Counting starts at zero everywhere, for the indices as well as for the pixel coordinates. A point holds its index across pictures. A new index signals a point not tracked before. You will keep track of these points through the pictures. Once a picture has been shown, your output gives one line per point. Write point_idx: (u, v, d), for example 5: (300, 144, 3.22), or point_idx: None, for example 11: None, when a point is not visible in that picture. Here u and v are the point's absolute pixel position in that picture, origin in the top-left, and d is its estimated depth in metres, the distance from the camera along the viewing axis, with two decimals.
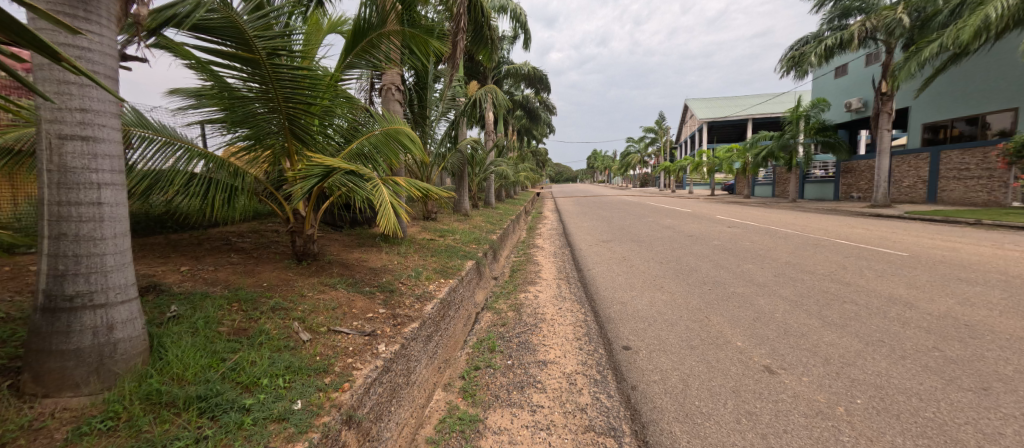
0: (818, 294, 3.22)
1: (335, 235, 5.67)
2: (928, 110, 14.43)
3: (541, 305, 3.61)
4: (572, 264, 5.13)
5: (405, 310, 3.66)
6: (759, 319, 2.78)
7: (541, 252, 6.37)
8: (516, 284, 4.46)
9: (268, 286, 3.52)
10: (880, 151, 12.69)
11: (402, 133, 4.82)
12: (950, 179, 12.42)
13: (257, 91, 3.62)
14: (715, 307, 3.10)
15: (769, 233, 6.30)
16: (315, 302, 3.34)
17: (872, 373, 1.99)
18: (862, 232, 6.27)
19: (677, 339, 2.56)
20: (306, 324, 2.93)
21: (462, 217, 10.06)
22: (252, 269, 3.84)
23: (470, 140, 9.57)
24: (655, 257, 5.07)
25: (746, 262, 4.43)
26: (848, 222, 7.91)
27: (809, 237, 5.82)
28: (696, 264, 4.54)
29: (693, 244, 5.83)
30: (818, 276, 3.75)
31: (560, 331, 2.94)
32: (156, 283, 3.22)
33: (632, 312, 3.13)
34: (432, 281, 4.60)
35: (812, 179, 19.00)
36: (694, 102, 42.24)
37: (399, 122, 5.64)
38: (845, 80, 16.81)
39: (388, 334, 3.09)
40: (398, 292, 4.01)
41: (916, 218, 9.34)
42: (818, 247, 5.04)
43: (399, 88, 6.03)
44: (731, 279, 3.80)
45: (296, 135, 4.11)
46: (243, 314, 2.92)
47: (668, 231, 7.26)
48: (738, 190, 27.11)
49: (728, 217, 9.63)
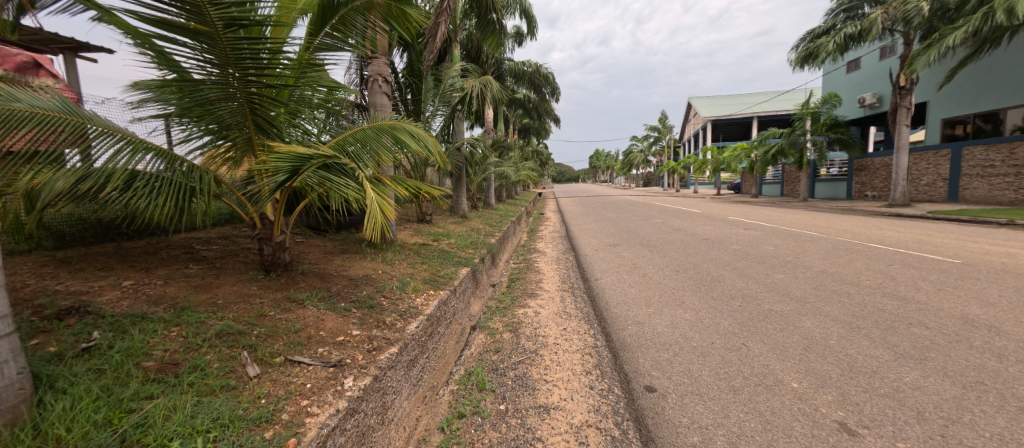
0: (876, 314, 2.69)
1: (316, 240, 5.18)
2: (947, 104, 13.81)
3: (542, 325, 3.10)
4: (578, 273, 4.61)
5: (385, 330, 3.12)
6: (812, 347, 2.26)
7: (544, 258, 5.85)
8: (514, 297, 3.94)
9: (225, 303, 3.02)
10: (899, 147, 12.10)
11: (401, 130, 4.26)
12: (973, 177, 11.82)
13: (212, 75, 3.11)
14: (752, 330, 2.57)
15: (793, 237, 5.76)
16: (277, 323, 2.82)
17: (992, 438, 1.47)
18: (896, 235, 5.73)
19: (714, 377, 2.03)
20: (257, 354, 2.43)
21: (460, 218, 9.56)
22: (210, 283, 3.33)
23: (468, 139, 8.98)
24: (670, 264, 4.54)
25: (777, 272, 3.90)
26: (874, 224, 7.35)
27: (839, 241, 5.28)
28: (718, 273, 4.00)
29: (710, 248, 5.31)
30: (867, 289, 3.21)
31: (565, 362, 2.42)
32: (84, 302, 2.70)
33: (651, 337, 2.60)
34: (420, 292, 4.09)
35: (822, 177, 18.41)
36: (698, 100, 41.66)
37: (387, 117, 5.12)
38: (858, 74, 16.19)
39: (359, 364, 2.56)
40: (378, 308, 3.47)
41: (942, 218, 8.80)
42: (854, 252, 4.50)
43: (388, 80, 5.52)
44: (764, 294, 3.26)
45: (260, 127, 3.60)
46: (180, 342, 2.40)
47: (680, 234, 6.73)
48: (745, 189, 26.58)
49: (741, 217, 9.11)
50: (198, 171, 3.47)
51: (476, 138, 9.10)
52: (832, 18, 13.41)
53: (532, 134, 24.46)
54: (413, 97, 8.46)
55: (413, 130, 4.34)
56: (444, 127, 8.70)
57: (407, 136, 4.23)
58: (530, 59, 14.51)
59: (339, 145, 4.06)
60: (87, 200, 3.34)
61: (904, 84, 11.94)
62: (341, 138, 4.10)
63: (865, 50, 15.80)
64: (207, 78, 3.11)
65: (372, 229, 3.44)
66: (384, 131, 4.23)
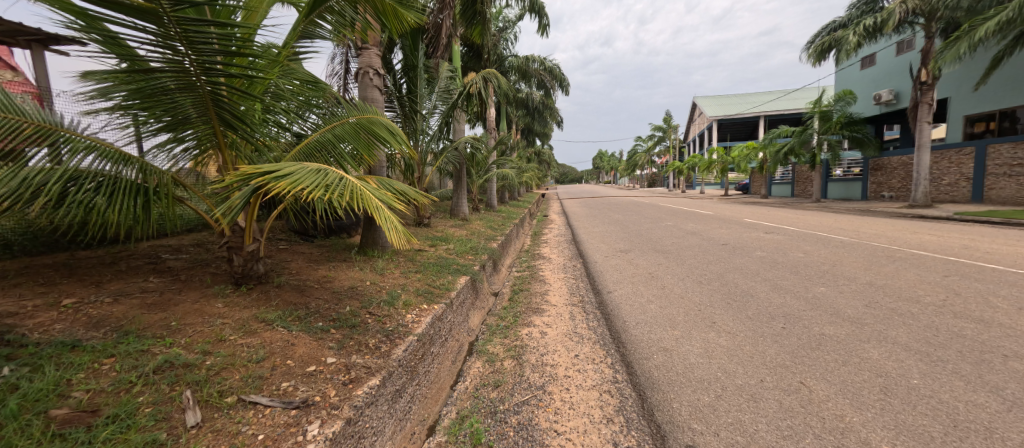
0: (957, 343, 2.22)
1: (301, 248, 4.75)
2: (970, 100, 13.23)
3: (549, 350, 2.65)
4: (588, 284, 4.14)
5: (367, 356, 2.67)
6: (894, 391, 1.80)
7: (549, 265, 5.40)
8: (517, 313, 3.47)
9: (179, 325, 2.58)
10: (920, 146, 11.55)
11: (377, 124, 3.92)
12: (999, 176, 11.27)
13: (167, 61, 2.68)
14: (810, 364, 2.10)
15: (821, 241, 5.29)
16: (234, 351, 2.38)
17: None
18: (935, 240, 5.24)
19: (775, 434, 1.57)
20: (202, 393, 1.99)
21: (460, 221, 9.13)
22: (167, 301, 2.89)
23: (469, 138, 8.47)
24: (690, 275, 4.06)
25: (817, 285, 3.43)
26: (903, 226, 6.86)
27: (876, 247, 4.80)
28: (749, 286, 3.52)
29: (731, 255, 4.85)
30: (930, 308, 2.74)
31: (580, 403, 1.96)
32: (7, 328, 2.28)
33: (683, 371, 2.14)
34: (411, 308, 3.64)
35: (836, 177, 17.82)
36: (704, 100, 41.09)
37: (377, 113, 4.68)
38: (874, 71, 15.66)
39: (329, 403, 2.10)
40: (361, 328, 3.02)
41: (971, 220, 8.31)
42: (897, 261, 4.04)
43: (380, 73, 5.06)
44: (811, 313, 2.79)
45: (222, 121, 3.17)
46: (109, 380, 1.97)
47: (695, 238, 6.26)
48: (753, 190, 26.00)
49: (756, 220, 8.62)
50: (154, 172, 3.05)
51: (477, 137, 8.64)
52: (850, 12, 12.93)
53: (535, 135, 23.98)
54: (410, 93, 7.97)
55: (388, 124, 4.08)
56: (442, 126, 8.25)
57: (386, 131, 3.94)
58: (534, 56, 14.10)
59: (314, 141, 3.61)
60: (27, 209, 2.92)
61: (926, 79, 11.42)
62: (317, 135, 3.64)
63: (880, 45, 15.28)
64: (162, 65, 2.68)
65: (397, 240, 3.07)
66: (363, 126, 3.85)
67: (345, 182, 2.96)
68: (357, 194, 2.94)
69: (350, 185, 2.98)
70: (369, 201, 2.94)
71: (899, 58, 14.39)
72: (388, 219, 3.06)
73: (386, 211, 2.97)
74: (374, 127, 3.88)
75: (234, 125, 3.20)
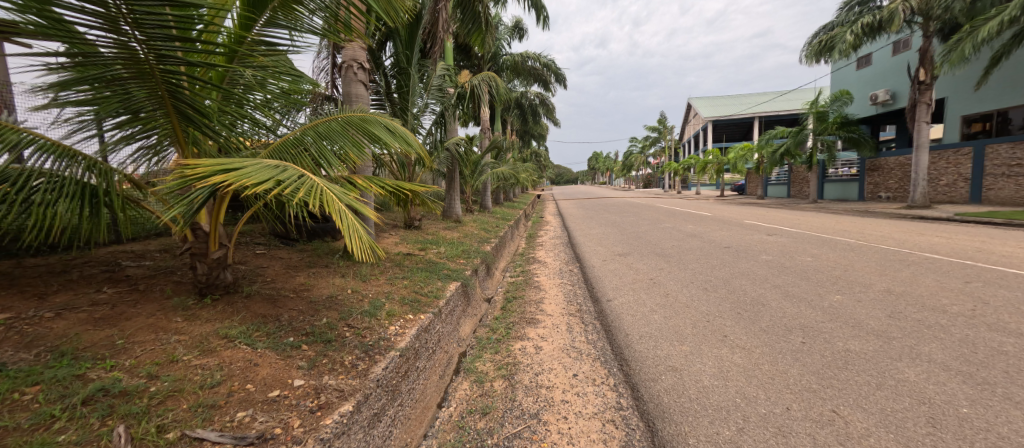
0: (1001, 361, 1.99)
1: (280, 253, 4.45)
2: (967, 101, 13.19)
3: (543, 369, 2.38)
4: (586, 291, 3.88)
5: (340, 377, 2.37)
6: (944, 423, 1.56)
7: (544, 269, 5.14)
8: (509, 324, 3.20)
9: (126, 344, 2.28)
10: (919, 146, 11.43)
11: (371, 123, 3.56)
12: (998, 176, 11.19)
13: (115, 47, 2.33)
14: (841, 388, 1.85)
15: (828, 244, 5.08)
16: (186, 374, 2.09)
17: None
18: (945, 242, 5.05)
19: None
20: (138, 429, 1.69)
21: (453, 223, 8.85)
22: (119, 315, 2.59)
23: (459, 138, 8.24)
24: (694, 281, 3.82)
25: (831, 293, 3.19)
26: (908, 227, 6.69)
27: (885, 250, 4.60)
28: (758, 294, 3.29)
29: (736, 259, 4.62)
30: (961, 319, 2.51)
31: (580, 437, 1.69)
32: None
33: (696, 396, 1.88)
34: (395, 318, 3.35)
35: (832, 178, 17.73)
36: (698, 101, 41.12)
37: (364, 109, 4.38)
38: (870, 71, 15.61)
39: (291, 437, 1.81)
40: (338, 344, 2.73)
41: (973, 221, 8.18)
42: (911, 265, 3.83)
43: (365, 67, 4.77)
44: (831, 326, 2.55)
45: (181, 114, 2.83)
46: (25, 417, 1.66)
47: (696, 240, 6.04)
48: (749, 190, 25.92)
49: (755, 221, 8.43)
50: (104, 170, 2.73)
51: (467, 138, 8.31)
52: (846, 12, 12.89)
53: (530, 135, 23.75)
54: (399, 91, 7.60)
55: (388, 124, 3.69)
56: (434, 124, 7.98)
57: (383, 130, 3.55)
58: (530, 54, 13.87)
59: (292, 139, 3.27)
60: None
61: (924, 79, 11.34)
62: (297, 132, 3.32)
63: (876, 46, 15.24)
64: (108, 51, 2.34)
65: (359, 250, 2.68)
66: (354, 124, 3.50)
67: (305, 181, 2.61)
68: (319, 194, 2.59)
69: (312, 183, 2.64)
70: (332, 203, 2.59)
71: (896, 58, 14.34)
72: (354, 226, 2.73)
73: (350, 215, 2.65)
74: (368, 127, 3.50)
75: (196, 119, 2.87)
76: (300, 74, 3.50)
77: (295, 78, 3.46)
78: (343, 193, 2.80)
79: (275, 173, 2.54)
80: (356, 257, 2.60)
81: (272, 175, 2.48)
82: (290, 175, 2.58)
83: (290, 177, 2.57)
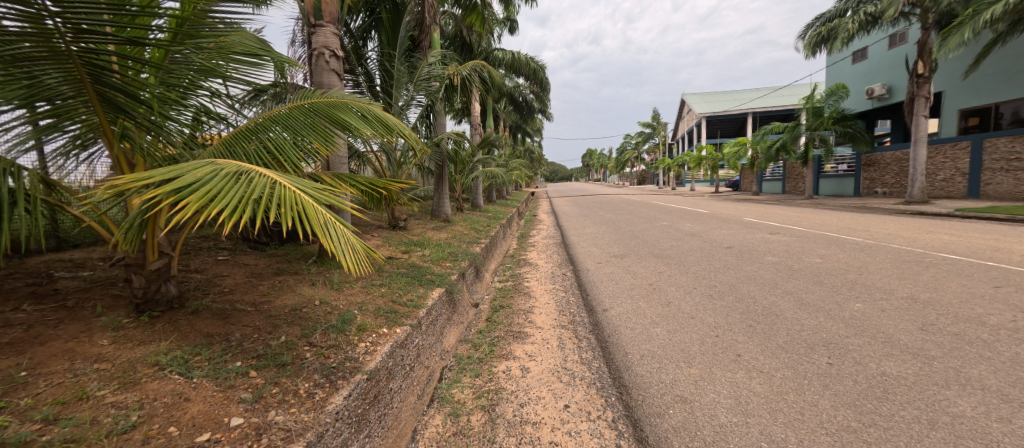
0: None
1: (245, 259, 4.07)
2: (964, 94, 13.08)
3: (528, 399, 2.03)
4: (580, 299, 3.54)
5: (289, 411, 2.00)
6: None
7: (536, 273, 4.81)
8: (494, 340, 2.84)
9: (28, 377, 1.90)
10: (917, 140, 11.25)
11: (340, 108, 3.12)
12: (996, 171, 11.03)
13: (24, 20, 1.92)
14: (887, 427, 1.53)
15: (836, 243, 4.80)
16: (96, 416, 1.72)
17: None
18: (957, 240, 4.79)
19: None
20: None
21: (442, 223, 8.46)
22: (32, 339, 2.20)
23: (452, 133, 7.73)
24: (697, 287, 3.50)
25: (850, 300, 2.88)
26: (915, 224, 6.43)
27: (898, 250, 4.31)
28: (770, 302, 2.96)
29: (739, 261, 4.33)
30: (1003, 333, 2.22)
31: None
32: None
33: (714, 440, 1.54)
34: (367, 333, 2.98)
35: (827, 174, 17.58)
36: (692, 97, 41.01)
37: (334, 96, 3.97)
38: (866, 65, 15.45)
39: None
40: (294, 367, 2.36)
41: (976, 216, 7.97)
42: (930, 267, 3.54)
43: (339, 55, 4.36)
44: (858, 342, 2.23)
45: (109, 102, 2.40)
46: None
47: (695, 240, 5.75)
48: (743, 187, 25.79)
49: (755, 218, 8.17)
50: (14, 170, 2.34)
51: (461, 133, 7.78)
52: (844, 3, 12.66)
53: (523, 131, 23.37)
54: (382, 81, 7.08)
55: (361, 109, 3.22)
56: (420, 119, 7.56)
57: (354, 117, 3.09)
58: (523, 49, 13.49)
59: (249, 129, 2.90)
60: None
61: (922, 72, 11.14)
62: (254, 121, 2.94)
63: (872, 39, 15.09)
64: (15, 26, 1.93)
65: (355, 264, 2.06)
66: (320, 111, 3.08)
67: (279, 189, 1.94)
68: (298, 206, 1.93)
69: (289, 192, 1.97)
70: (317, 218, 1.93)
71: (892, 51, 14.20)
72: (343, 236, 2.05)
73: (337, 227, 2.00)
74: (334, 112, 3.05)
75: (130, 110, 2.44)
76: (264, 58, 3.04)
77: (256, 64, 3.07)
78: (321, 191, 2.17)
79: (238, 188, 1.87)
80: (353, 273, 2.00)
81: (236, 192, 1.83)
82: (257, 186, 1.92)
83: (258, 187, 1.90)
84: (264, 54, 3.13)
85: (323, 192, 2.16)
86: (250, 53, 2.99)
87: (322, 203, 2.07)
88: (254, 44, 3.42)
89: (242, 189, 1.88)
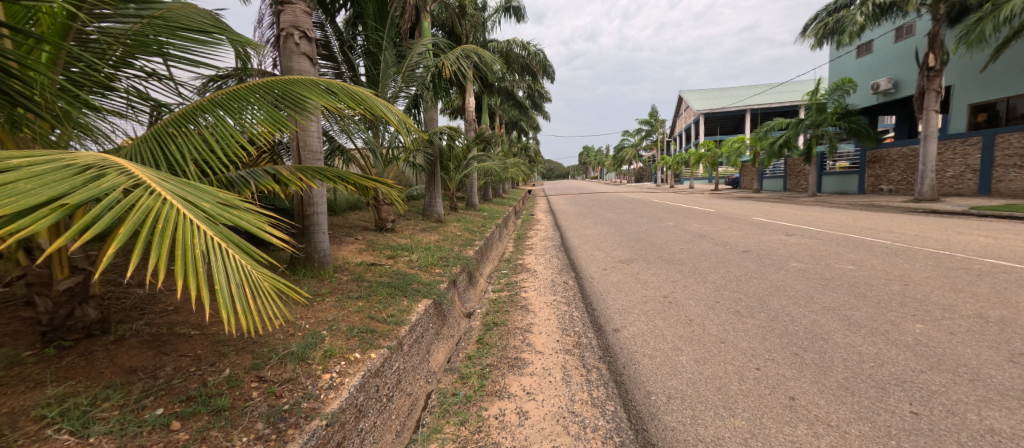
0: None
1: None
2: (975, 88, 12.75)
3: None
4: (585, 315, 3.08)
5: None
6: None
7: (534, 281, 4.34)
8: (484, 369, 2.37)
9: None
10: (927, 136, 10.88)
11: (291, 84, 2.67)
12: (1009, 168, 10.68)
13: None
14: None
15: (864, 247, 4.36)
16: None
17: None
18: (997, 242, 4.37)
19: None
20: None
21: (434, 223, 7.97)
22: None
23: (445, 126, 7.31)
24: (720, 300, 3.04)
25: (907, 319, 2.44)
26: (939, 224, 6.02)
27: (937, 254, 3.87)
28: (812, 322, 2.50)
29: (761, 267, 3.89)
30: None
31: None
32: None
33: None
34: (334, 360, 2.49)
35: (830, 170, 17.24)
36: (689, 94, 40.63)
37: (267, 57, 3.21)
38: (870, 59, 15.09)
39: None
40: (228, 415, 1.86)
41: (999, 214, 7.56)
42: (983, 276, 3.12)
43: (310, 36, 3.85)
44: (941, 381, 1.78)
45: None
46: None
47: (707, 242, 5.31)
48: (744, 184, 25.41)
49: (764, 218, 7.74)
50: None
51: (454, 127, 7.32)
52: None
53: (519, 127, 22.82)
54: (368, 69, 6.57)
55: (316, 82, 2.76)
56: (409, 112, 7.05)
57: (307, 89, 2.65)
58: (518, 42, 12.97)
59: (179, 115, 2.43)
60: None
61: (933, 65, 10.80)
62: (188, 106, 2.47)
63: (878, 32, 14.73)
64: None
65: (241, 320, 1.35)
66: (270, 87, 2.64)
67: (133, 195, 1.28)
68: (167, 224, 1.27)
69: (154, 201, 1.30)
70: (193, 236, 1.28)
71: (897, 45, 13.89)
72: (232, 266, 1.34)
73: (218, 254, 1.30)
74: (282, 87, 2.62)
75: (17, 102, 1.78)
76: (217, 35, 2.57)
77: (204, 39, 2.57)
78: (224, 203, 1.52)
79: (81, 180, 1.25)
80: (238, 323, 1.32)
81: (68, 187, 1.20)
82: (102, 189, 1.25)
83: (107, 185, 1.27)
84: (218, 30, 2.64)
85: (213, 199, 1.51)
86: (198, 28, 2.52)
87: (208, 216, 1.39)
88: (206, 19, 2.89)
89: (75, 187, 1.22)
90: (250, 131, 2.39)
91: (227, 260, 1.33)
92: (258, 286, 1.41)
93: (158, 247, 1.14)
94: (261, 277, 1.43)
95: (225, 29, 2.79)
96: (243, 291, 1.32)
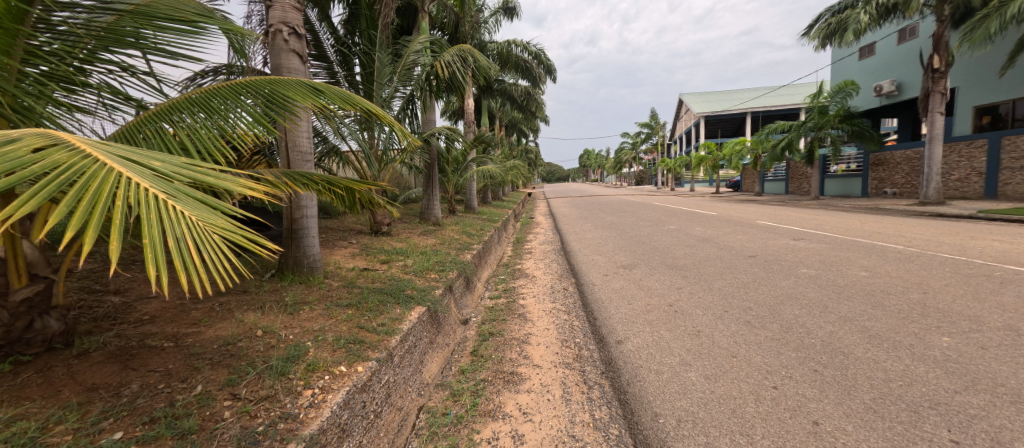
0: None
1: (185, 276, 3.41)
2: (981, 90, 12.62)
3: None
4: (587, 325, 2.91)
5: None
6: None
7: (532, 287, 4.18)
8: (478, 385, 2.20)
9: None
10: (932, 138, 10.73)
11: (277, 83, 2.50)
12: (1016, 170, 10.53)
13: None
14: None
15: (876, 252, 4.21)
16: None
17: None
18: (1012, 247, 4.22)
19: None
20: None
21: (432, 227, 7.82)
22: None
23: (444, 128, 7.14)
24: (728, 310, 2.87)
25: (931, 332, 2.27)
26: (948, 228, 5.87)
27: (952, 260, 3.72)
28: (830, 334, 2.33)
29: (770, 273, 3.73)
30: None
31: None
32: None
33: None
34: (317, 374, 2.31)
35: (833, 173, 17.09)
36: (690, 97, 40.57)
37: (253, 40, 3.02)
38: (873, 61, 14.98)
39: None
40: (195, 439, 1.68)
41: (1007, 218, 7.41)
42: (1006, 283, 2.96)
43: (300, 33, 3.70)
44: (980, 404, 1.62)
45: None
46: None
47: (711, 247, 5.14)
48: (745, 187, 25.26)
49: (769, 222, 7.57)
50: None
51: (452, 129, 7.15)
52: None
53: (518, 129, 22.67)
54: (362, 69, 6.37)
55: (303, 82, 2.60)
56: (405, 114, 6.91)
57: (294, 89, 2.48)
58: (518, 43, 12.79)
59: (156, 113, 2.27)
60: None
61: (938, 66, 10.68)
62: (165, 103, 2.31)
63: (880, 34, 14.63)
64: None
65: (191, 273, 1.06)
66: (253, 86, 2.46)
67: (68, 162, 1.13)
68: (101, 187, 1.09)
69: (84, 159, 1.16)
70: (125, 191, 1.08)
71: (901, 47, 13.78)
72: (175, 221, 1.09)
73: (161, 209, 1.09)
74: (268, 86, 2.46)
75: None
76: (201, 25, 2.40)
77: (186, 30, 2.39)
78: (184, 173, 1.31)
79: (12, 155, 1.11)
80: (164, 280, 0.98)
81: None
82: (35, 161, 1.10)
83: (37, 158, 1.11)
84: (203, 20, 2.46)
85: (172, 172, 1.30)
86: (179, 17, 2.35)
87: (154, 183, 1.18)
88: (191, 7, 2.72)
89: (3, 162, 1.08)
90: (231, 132, 2.23)
91: (172, 215, 1.09)
92: (213, 242, 1.14)
93: (83, 209, 0.98)
94: (219, 233, 1.16)
95: (211, 19, 2.61)
96: (189, 246, 1.07)
